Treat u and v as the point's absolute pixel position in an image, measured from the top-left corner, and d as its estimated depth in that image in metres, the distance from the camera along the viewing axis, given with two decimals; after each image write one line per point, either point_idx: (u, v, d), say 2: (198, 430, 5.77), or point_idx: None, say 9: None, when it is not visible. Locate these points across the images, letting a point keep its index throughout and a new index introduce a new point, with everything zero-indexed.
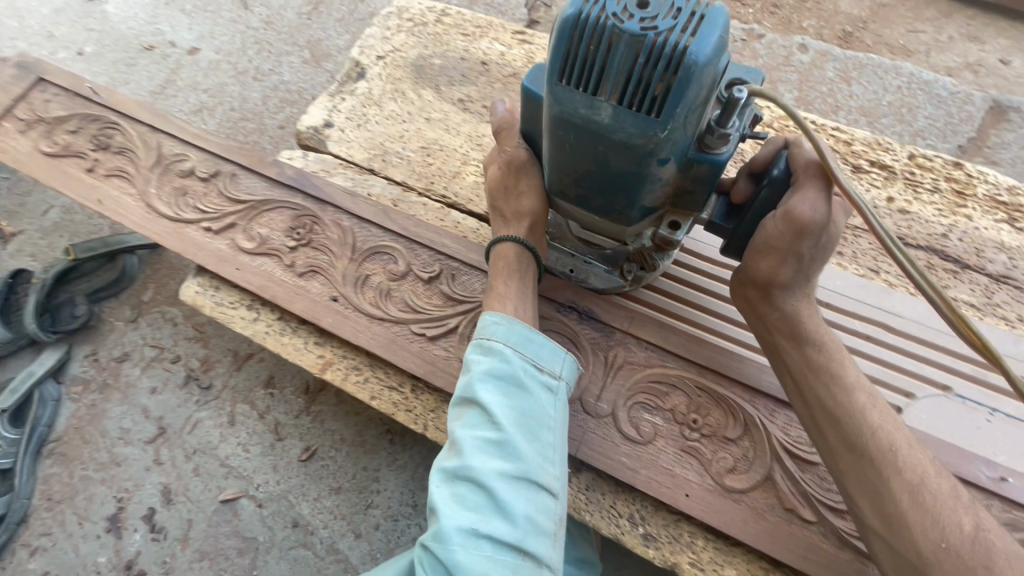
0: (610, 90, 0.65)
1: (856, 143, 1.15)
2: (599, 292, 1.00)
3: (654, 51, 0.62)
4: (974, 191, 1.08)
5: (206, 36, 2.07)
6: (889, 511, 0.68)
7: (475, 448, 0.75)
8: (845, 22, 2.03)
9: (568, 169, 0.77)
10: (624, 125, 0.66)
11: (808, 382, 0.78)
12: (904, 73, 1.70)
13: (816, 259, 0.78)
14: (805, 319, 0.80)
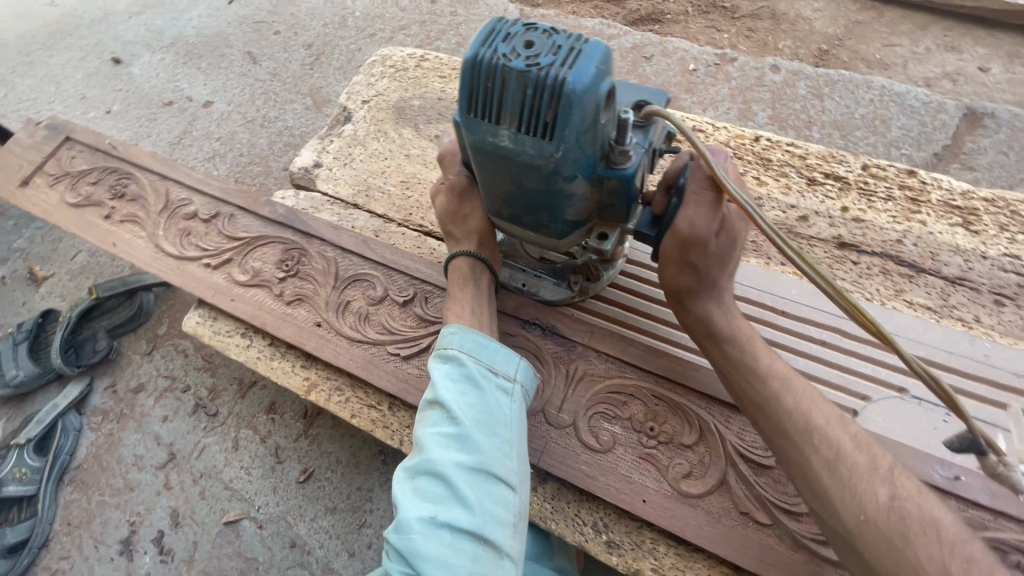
0: (508, 119, 0.70)
1: (811, 157, 1.19)
2: (550, 303, 1.07)
3: (540, 83, 0.67)
4: (928, 198, 1.11)
5: (220, 90, 2.26)
6: (813, 484, 0.72)
7: (435, 443, 0.80)
8: (820, 41, 2.09)
9: (494, 193, 0.82)
10: (525, 151, 0.71)
11: (733, 377, 0.85)
12: (876, 87, 1.74)
13: (715, 264, 0.85)
14: (718, 323, 0.87)
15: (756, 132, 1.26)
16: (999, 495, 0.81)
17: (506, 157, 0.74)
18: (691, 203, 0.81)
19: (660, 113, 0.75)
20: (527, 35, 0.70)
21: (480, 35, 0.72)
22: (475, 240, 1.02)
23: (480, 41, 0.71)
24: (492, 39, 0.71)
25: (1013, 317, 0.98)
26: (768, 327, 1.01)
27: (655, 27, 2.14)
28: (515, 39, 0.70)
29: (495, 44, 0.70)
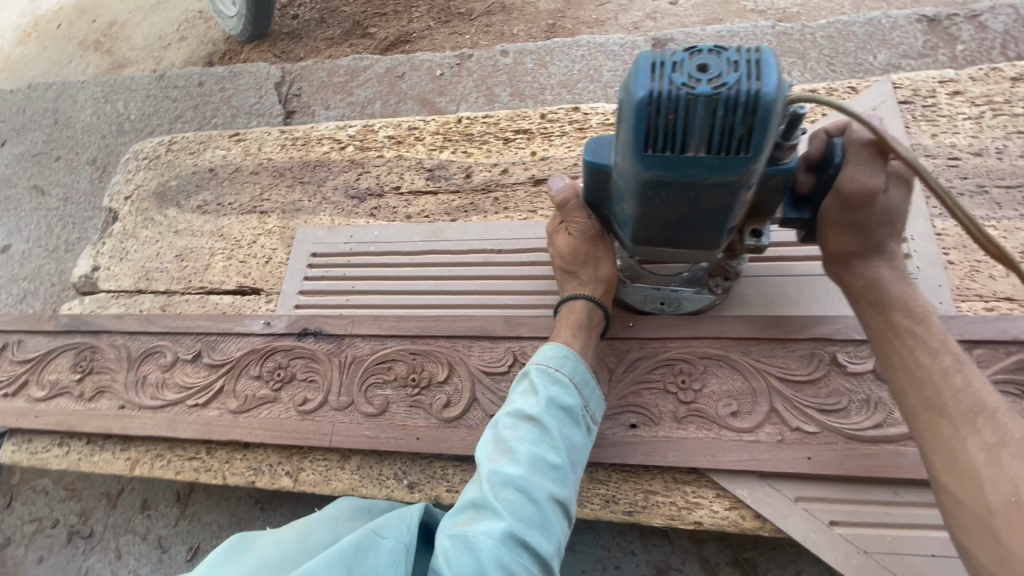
0: (697, 145, 0.70)
1: (502, 121, 1.44)
2: (695, 314, 1.06)
3: (733, 101, 0.67)
4: (590, 124, 1.38)
5: (14, 231, 2.24)
6: (962, 465, 0.68)
7: (537, 466, 0.85)
8: (546, 18, 2.40)
9: (650, 219, 0.83)
10: (721, 169, 0.72)
11: (885, 343, 0.85)
12: (583, 44, 2.04)
13: (880, 223, 0.88)
14: (890, 287, 0.88)
15: (459, 115, 1.49)
16: (663, 326, 1.06)
17: (688, 181, 0.74)
18: (851, 168, 0.84)
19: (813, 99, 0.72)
20: (695, 59, 0.69)
21: (642, 69, 0.70)
22: (596, 284, 1.04)
23: (648, 74, 0.69)
24: (660, 70, 0.69)
25: None
26: (490, 265, 1.22)
27: (405, 47, 2.38)
28: (685, 66, 0.69)
29: (666, 74, 0.69)
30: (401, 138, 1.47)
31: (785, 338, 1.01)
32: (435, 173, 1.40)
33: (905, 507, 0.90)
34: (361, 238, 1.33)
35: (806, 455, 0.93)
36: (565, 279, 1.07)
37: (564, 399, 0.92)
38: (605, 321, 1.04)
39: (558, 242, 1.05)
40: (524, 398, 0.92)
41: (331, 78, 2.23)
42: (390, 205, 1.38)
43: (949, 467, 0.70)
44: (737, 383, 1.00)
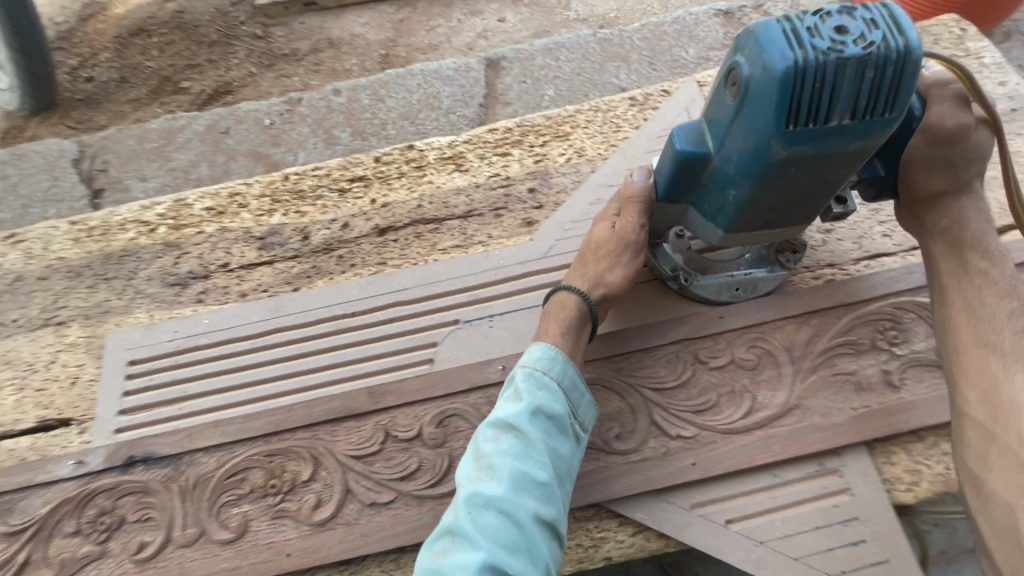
0: (840, 112, 0.67)
1: (334, 171, 1.33)
2: (772, 292, 1.03)
3: (881, 61, 0.65)
4: (428, 161, 1.31)
5: None
6: (1006, 399, 0.75)
7: (520, 483, 0.76)
8: (378, 48, 2.31)
9: (759, 202, 0.78)
10: (861, 135, 0.70)
11: (950, 282, 0.88)
12: (417, 73, 1.98)
13: (967, 163, 0.88)
14: (972, 226, 0.89)
15: (284, 171, 1.35)
16: None
17: (830, 152, 0.71)
18: (939, 107, 0.86)
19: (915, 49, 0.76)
20: (828, 24, 0.67)
21: (774, 40, 0.66)
22: (597, 283, 0.97)
23: (785, 44, 0.66)
24: (799, 37, 0.66)
25: (512, 220, 1.21)
26: (342, 333, 1.10)
27: (227, 98, 2.17)
28: (819, 31, 0.67)
29: (806, 42, 0.66)
30: (221, 208, 1.30)
31: (649, 347, 1.01)
32: (266, 240, 1.25)
33: (787, 486, 0.92)
34: (188, 331, 1.14)
35: (691, 461, 0.93)
36: (575, 271, 1.00)
37: (550, 407, 0.83)
38: (589, 331, 0.97)
39: (596, 231, 1.01)
40: (506, 405, 0.84)
41: (142, 146, 1.95)
42: (219, 286, 1.21)
43: (993, 404, 0.76)
44: (616, 404, 0.98)
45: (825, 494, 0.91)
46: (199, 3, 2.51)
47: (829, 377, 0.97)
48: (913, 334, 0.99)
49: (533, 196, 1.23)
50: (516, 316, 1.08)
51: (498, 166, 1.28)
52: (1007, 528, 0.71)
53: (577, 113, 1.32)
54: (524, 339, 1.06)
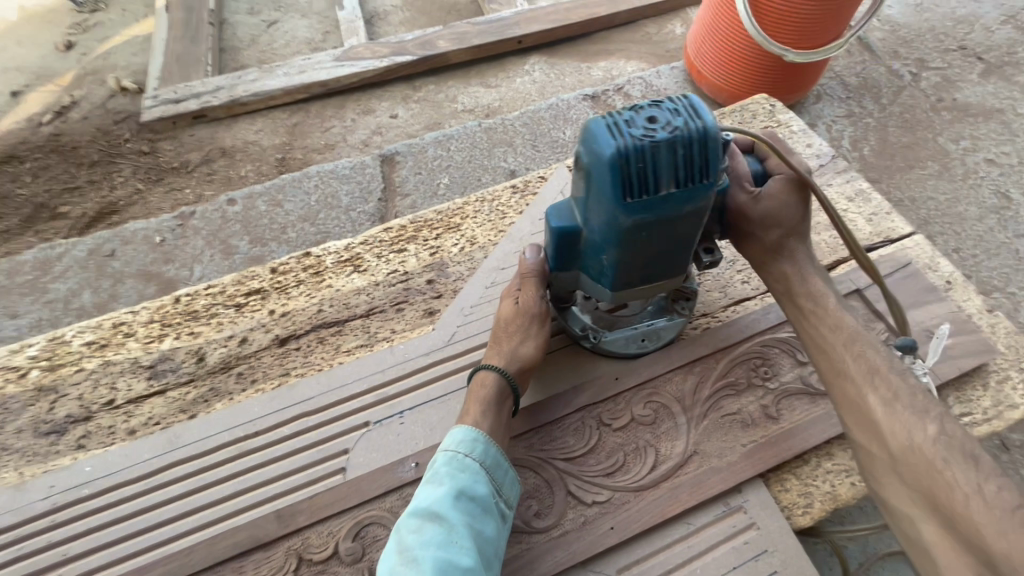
0: (668, 183, 0.78)
1: (229, 287, 1.31)
2: (676, 338, 1.12)
3: (688, 139, 0.78)
4: (326, 265, 1.34)
5: None
6: (868, 423, 0.85)
7: (445, 571, 0.76)
8: (275, 153, 2.36)
9: (630, 262, 0.88)
10: (690, 199, 0.81)
11: (805, 325, 1.00)
12: (314, 173, 2.03)
13: (791, 227, 1.03)
14: (804, 274, 1.02)
15: (174, 293, 1.31)
16: None
17: (671, 215, 0.82)
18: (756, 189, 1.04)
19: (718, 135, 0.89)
20: (641, 114, 0.80)
21: (602, 132, 0.78)
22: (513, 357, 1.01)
23: (609, 135, 0.77)
24: (619, 128, 0.78)
25: (413, 312, 1.24)
26: (244, 455, 1.05)
27: (114, 218, 2.09)
28: (635, 121, 0.79)
29: (626, 131, 0.78)
30: (104, 341, 1.23)
31: (556, 418, 1.05)
32: (156, 368, 1.19)
33: (699, 533, 0.96)
34: (65, 484, 1.03)
35: (609, 525, 0.95)
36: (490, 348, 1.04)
37: (471, 487, 0.85)
38: (512, 406, 1.00)
39: (502, 308, 1.07)
40: (427, 491, 0.84)
41: (13, 279, 1.81)
42: (103, 427, 1.12)
43: (861, 424, 0.87)
44: (532, 481, 1.00)
45: (736, 533, 0.96)
46: (79, 126, 2.46)
47: (718, 419, 1.05)
48: (779, 367, 1.12)
49: (432, 286, 1.28)
50: (426, 408, 1.09)
51: (395, 262, 1.33)
52: (919, 538, 0.78)
53: (465, 204, 1.42)
54: (436, 430, 1.06)
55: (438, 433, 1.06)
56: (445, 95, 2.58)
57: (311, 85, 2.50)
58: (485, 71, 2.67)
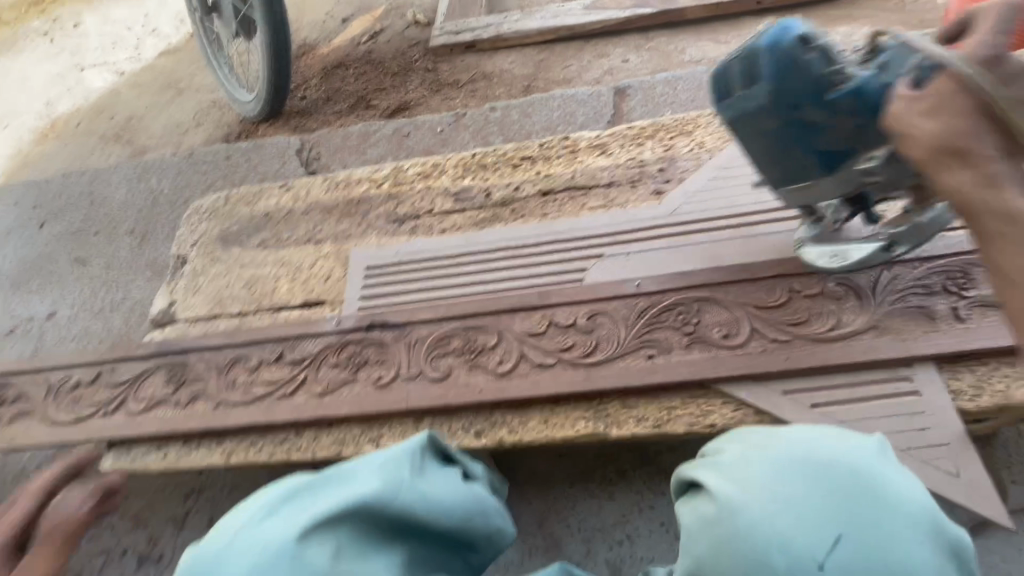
0: (734, 86, 1.14)
1: (510, 152, 1.79)
2: (861, 261, 1.25)
3: (747, 53, 1.10)
4: (580, 147, 1.74)
5: (57, 300, 2.43)
6: None
7: None
8: (523, 80, 2.87)
9: (753, 152, 1.21)
10: (750, 101, 1.13)
11: (997, 249, 0.86)
12: (559, 95, 2.47)
13: (967, 127, 0.87)
14: (999, 189, 0.85)
15: (472, 151, 1.83)
16: (663, 281, 1.36)
17: (747, 114, 1.15)
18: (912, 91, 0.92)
19: (810, 48, 1.07)
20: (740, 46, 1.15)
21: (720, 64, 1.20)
22: None
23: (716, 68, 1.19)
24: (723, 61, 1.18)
25: (644, 190, 1.59)
26: (516, 257, 1.52)
27: (406, 113, 2.80)
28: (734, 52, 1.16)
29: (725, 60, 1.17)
30: (427, 173, 1.80)
31: (754, 278, 1.32)
32: (459, 195, 1.73)
33: (862, 385, 1.18)
34: (406, 250, 1.62)
35: (785, 356, 1.22)
36: None
37: None
38: None
39: None
40: None
41: (346, 142, 2.59)
42: (426, 224, 1.69)
43: None
44: (726, 315, 1.29)
45: (896, 393, 1.16)
46: (385, 46, 3.24)
47: (904, 309, 1.22)
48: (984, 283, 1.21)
49: (662, 174, 1.61)
50: (648, 254, 1.44)
51: (635, 153, 1.68)
52: None
53: (700, 117, 1.70)
54: (655, 268, 1.41)
55: (655, 270, 1.41)
56: (674, 47, 2.82)
57: (561, 28, 2.94)
58: (717, 28, 2.85)
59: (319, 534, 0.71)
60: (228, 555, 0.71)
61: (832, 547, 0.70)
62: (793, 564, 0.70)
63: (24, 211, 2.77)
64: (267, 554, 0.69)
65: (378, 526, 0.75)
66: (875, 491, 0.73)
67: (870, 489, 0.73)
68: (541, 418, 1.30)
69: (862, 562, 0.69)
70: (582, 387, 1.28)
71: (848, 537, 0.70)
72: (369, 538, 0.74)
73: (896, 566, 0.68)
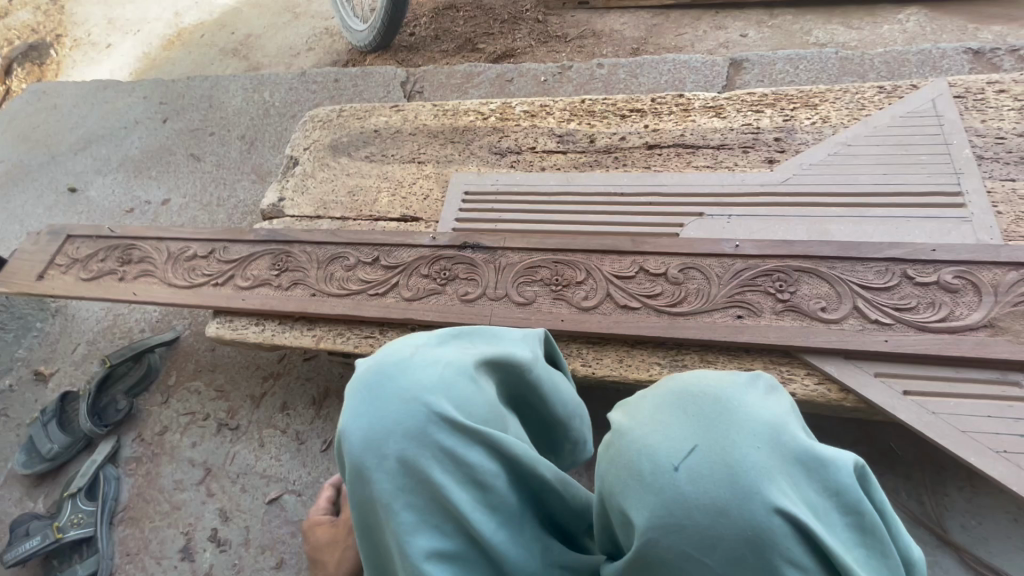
0: None
1: (619, 102, 1.78)
2: None
3: None
4: (693, 107, 1.71)
5: (172, 189, 2.65)
6: None
7: None
8: (632, 43, 2.80)
9: None
10: None
11: None
12: (670, 60, 2.40)
13: None
14: None
15: (581, 97, 1.83)
16: (764, 247, 1.33)
17: None
18: None
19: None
20: None
21: None
22: None
23: None
24: None
25: (756, 156, 1.55)
26: (613, 203, 1.53)
27: (510, 61, 2.81)
28: None
29: None
30: (534, 113, 1.82)
31: (864, 257, 1.27)
32: (562, 137, 1.74)
33: (964, 381, 1.13)
34: (505, 181, 1.66)
35: (883, 338, 1.18)
36: None
37: None
38: None
39: None
40: None
41: (449, 80, 2.64)
42: (526, 160, 1.72)
43: None
44: (826, 289, 1.26)
45: (1001, 395, 1.10)
46: None
47: None
48: None
49: (778, 143, 1.55)
50: (750, 220, 1.42)
51: (751, 119, 1.63)
52: None
53: (828, 91, 1.62)
54: (755, 234, 1.38)
55: (755, 237, 1.39)
56: (800, 27, 2.66)
57: None
58: (851, 12, 2.66)
59: (487, 369, 0.71)
60: (410, 361, 0.68)
61: (685, 459, 0.57)
62: (654, 472, 0.57)
63: (151, 106, 3.01)
64: (448, 370, 0.68)
65: (528, 388, 0.77)
66: (735, 410, 0.59)
67: (724, 406, 0.59)
68: (616, 357, 1.32)
69: (717, 481, 0.55)
70: (663, 334, 1.29)
71: (704, 450, 0.56)
72: (508, 394, 0.75)
73: (753, 485, 0.53)
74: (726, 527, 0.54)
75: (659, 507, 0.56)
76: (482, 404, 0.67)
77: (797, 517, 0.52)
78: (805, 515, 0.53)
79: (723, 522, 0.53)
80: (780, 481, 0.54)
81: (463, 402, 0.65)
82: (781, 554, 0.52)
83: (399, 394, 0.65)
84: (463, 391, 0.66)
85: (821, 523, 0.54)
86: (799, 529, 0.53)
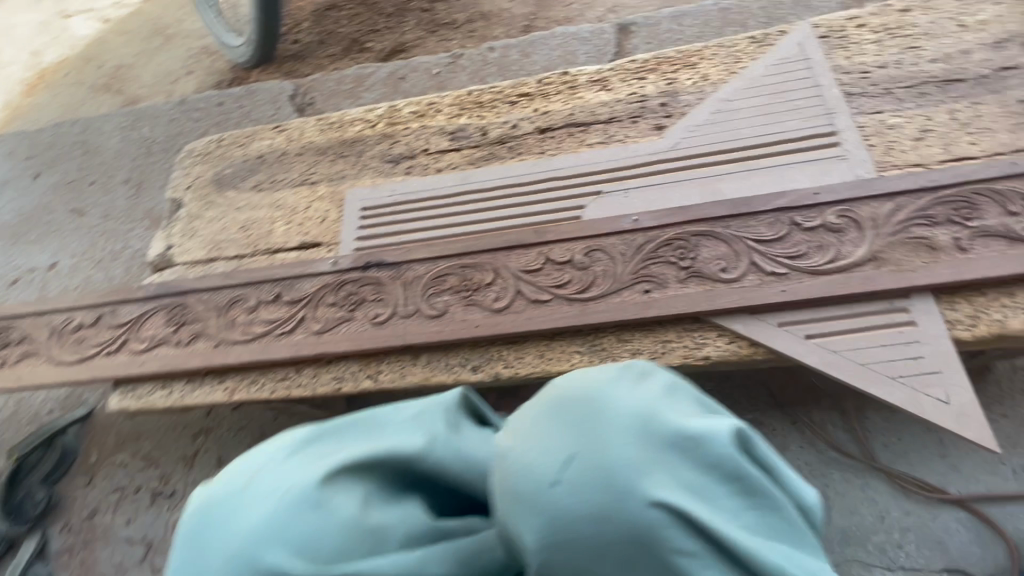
0: None
1: (507, 89, 1.73)
2: None
3: None
4: (579, 83, 1.68)
5: (58, 251, 2.43)
6: None
7: None
8: (523, 19, 2.73)
9: None
10: None
11: None
12: (559, 34, 2.36)
13: None
14: None
15: (467, 89, 1.77)
16: (661, 217, 1.34)
17: None
18: None
19: None
20: None
21: None
22: None
23: None
24: None
25: (645, 125, 1.54)
26: (512, 195, 1.50)
27: (402, 56, 2.71)
28: None
29: None
30: (422, 112, 1.75)
31: (753, 212, 1.29)
32: (454, 134, 1.68)
33: (858, 316, 1.17)
34: (402, 191, 1.60)
35: (781, 289, 1.21)
36: None
37: None
38: None
39: None
40: None
41: (340, 87, 2.51)
42: (421, 164, 1.65)
43: None
44: (723, 249, 1.27)
45: (891, 324, 1.15)
46: None
47: (905, 240, 1.20)
48: (987, 214, 1.19)
49: (664, 108, 1.55)
50: (646, 190, 1.42)
51: (636, 87, 1.62)
52: None
53: (705, 47, 1.63)
54: (652, 205, 1.39)
55: (653, 207, 1.39)
56: None
57: None
58: None
59: (347, 481, 0.58)
60: (241, 500, 0.57)
61: (559, 471, 0.49)
62: (529, 496, 0.49)
63: (17, 163, 2.73)
64: (282, 502, 0.55)
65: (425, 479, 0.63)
66: (604, 398, 0.52)
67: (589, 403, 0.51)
68: (536, 352, 1.30)
69: (593, 498, 0.47)
70: (577, 322, 1.28)
71: (576, 461, 0.49)
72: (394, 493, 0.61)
73: (629, 480, 0.47)
74: (611, 539, 0.47)
75: (540, 532, 0.48)
76: (329, 540, 0.54)
77: (680, 508, 0.46)
78: (689, 503, 0.46)
79: (604, 537, 0.46)
80: (656, 471, 0.47)
81: (302, 547, 0.53)
82: (671, 551, 0.46)
83: (224, 551, 0.54)
84: (304, 530, 0.54)
85: (711, 507, 0.47)
86: (690, 522, 0.46)
